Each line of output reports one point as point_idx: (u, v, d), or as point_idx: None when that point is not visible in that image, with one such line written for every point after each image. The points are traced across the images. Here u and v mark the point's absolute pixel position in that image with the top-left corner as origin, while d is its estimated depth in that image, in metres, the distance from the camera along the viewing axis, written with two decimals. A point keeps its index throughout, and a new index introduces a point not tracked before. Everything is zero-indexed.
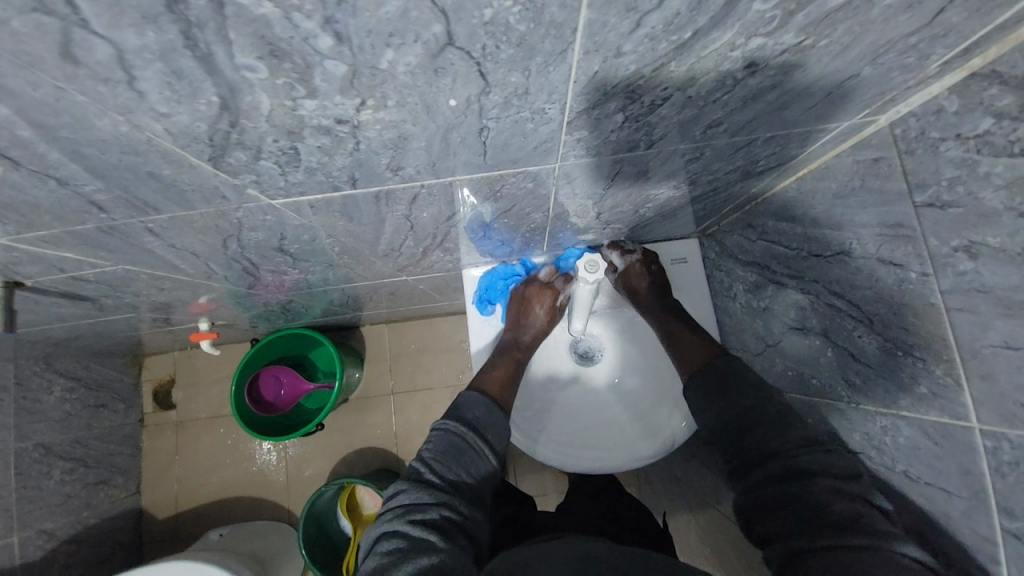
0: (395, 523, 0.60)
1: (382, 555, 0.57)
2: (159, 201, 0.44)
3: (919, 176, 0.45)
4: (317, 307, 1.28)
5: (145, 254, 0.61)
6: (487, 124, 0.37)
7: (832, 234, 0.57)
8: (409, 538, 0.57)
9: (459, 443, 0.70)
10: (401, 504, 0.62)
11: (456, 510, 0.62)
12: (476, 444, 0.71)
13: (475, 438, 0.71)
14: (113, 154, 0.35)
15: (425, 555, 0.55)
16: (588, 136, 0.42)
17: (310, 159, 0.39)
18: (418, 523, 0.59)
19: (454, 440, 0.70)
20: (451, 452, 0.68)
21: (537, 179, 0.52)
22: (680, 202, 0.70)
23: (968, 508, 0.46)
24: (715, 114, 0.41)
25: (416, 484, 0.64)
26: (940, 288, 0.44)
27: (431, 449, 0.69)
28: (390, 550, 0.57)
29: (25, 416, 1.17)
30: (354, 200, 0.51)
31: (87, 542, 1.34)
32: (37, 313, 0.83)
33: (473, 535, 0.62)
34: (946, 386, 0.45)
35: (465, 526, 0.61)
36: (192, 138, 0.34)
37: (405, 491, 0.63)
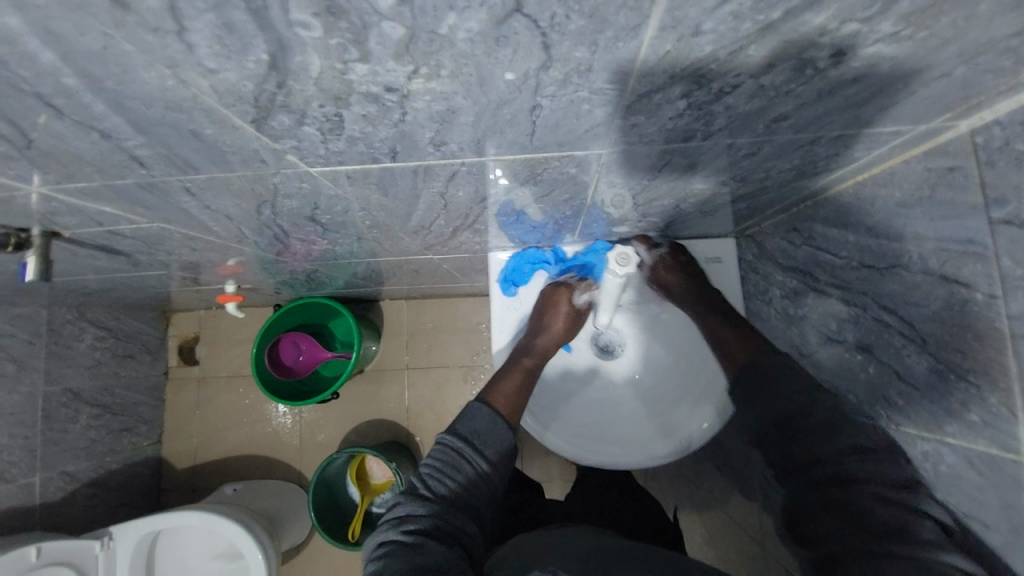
0: (391, 533, 0.61)
1: (377, 567, 0.58)
2: (198, 161, 0.44)
3: (998, 191, 0.42)
4: (340, 279, 1.28)
5: (180, 214, 0.61)
6: (541, 102, 0.35)
7: (889, 245, 0.54)
8: (398, 550, 0.58)
9: (454, 455, 0.68)
10: (396, 517, 0.63)
11: (450, 519, 0.62)
12: (470, 453, 0.69)
13: (469, 447, 0.70)
14: (156, 109, 0.35)
15: (416, 564, 0.55)
16: (643, 122, 0.39)
17: (354, 128, 0.38)
18: (409, 534, 0.59)
19: (448, 452, 0.69)
20: (447, 462, 0.68)
21: (581, 165, 0.50)
22: (724, 199, 0.67)
23: (1010, 544, 0.43)
24: (783, 108, 0.38)
25: (411, 497, 0.64)
26: (1008, 313, 0.41)
27: (425, 461, 0.68)
28: (384, 560, 0.58)
29: (53, 361, 1.23)
30: (392, 173, 0.49)
31: (109, 485, 1.40)
32: (73, 263, 0.85)
33: (469, 543, 0.61)
34: (1001, 416, 0.43)
35: (458, 535, 0.60)
36: (237, 97, 0.33)
37: (401, 503, 0.64)
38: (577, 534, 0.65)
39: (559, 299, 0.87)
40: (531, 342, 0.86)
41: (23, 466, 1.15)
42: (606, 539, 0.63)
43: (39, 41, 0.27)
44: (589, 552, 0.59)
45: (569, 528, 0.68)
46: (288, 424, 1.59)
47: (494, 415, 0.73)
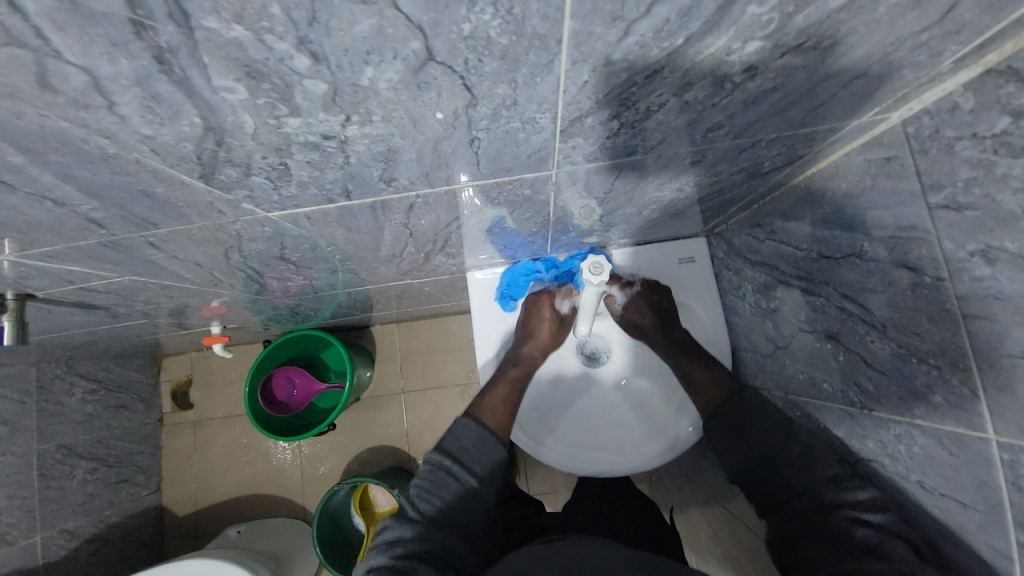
0: (378, 559, 0.63)
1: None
2: (156, 217, 0.45)
3: (932, 177, 0.43)
4: (325, 310, 1.29)
5: (149, 266, 0.62)
6: (477, 135, 0.36)
7: (843, 235, 0.55)
8: (388, 572, 0.60)
9: (442, 475, 0.71)
10: (385, 541, 0.65)
11: (436, 541, 0.64)
12: (459, 472, 0.72)
13: (458, 469, 0.72)
14: (104, 175, 0.35)
15: None
16: (583, 143, 0.41)
17: (301, 173, 0.39)
18: (397, 559, 0.62)
19: (438, 472, 0.71)
20: (434, 484, 0.70)
21: (534, 185, 0.51)
22: (687, 201, 0.68)
23: (984, 521, 0.43)
24: (714, 118, 0.39)
25: (401, 521, 0.67)
26: (956, 294, 0.42)
27: (423, 473, 0.71)
28: None
29: (45, 418, 1.21)
30: (350, 211, 0.50)
31: (109, 540, 1.38)
32: (51, 321, 0.85)
33: (456, 563, 0.63)
34: (962, 395, 0.43)
35: (448, 555, 0.63)
36: (181, 157, 0.34)
37: (390, 527, 0.67)
38: (574, 547, 0.65)
39: (541, 306, 0.88)
40: (517, 358, 0.87)
41: (23, 527, 1.15)
42: (597, 551, 0.63)
43: None
44: (578, 568, 0.59)
45: (559, 540, 0.68)
46: (288, 459, 1.58)
47: None
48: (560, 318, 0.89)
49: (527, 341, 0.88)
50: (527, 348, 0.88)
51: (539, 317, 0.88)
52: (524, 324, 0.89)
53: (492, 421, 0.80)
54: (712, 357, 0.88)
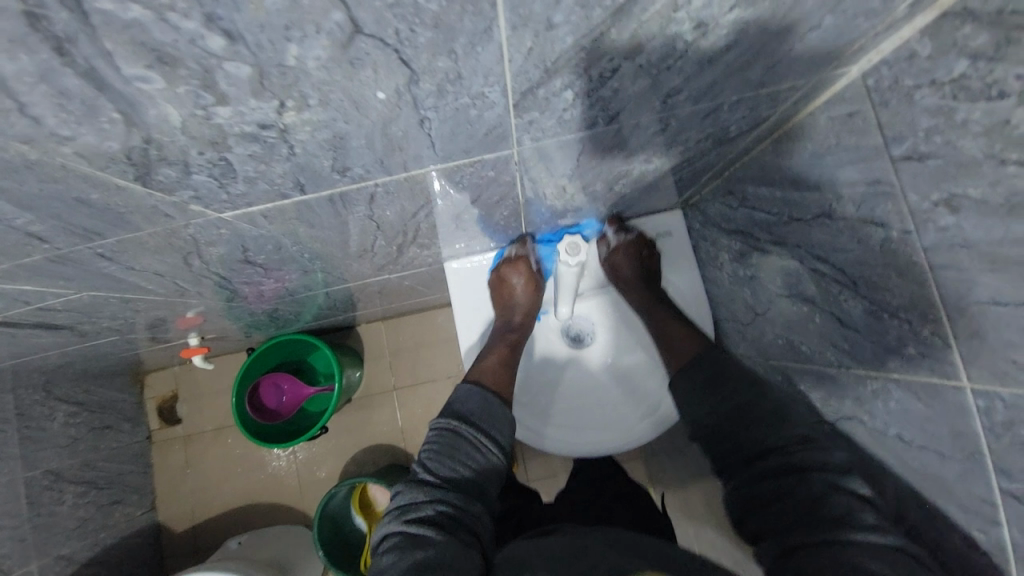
0: (393, 526, 0.61)
1: (382, 561, 0.58)
2: (98, 225, 0.42)
3: (894, 129, 0.43)
4: (306, 312, 1.26)
5: (108, 279, 0.59)
6: (426, 115, 0.35)
7: (812, 195, 0.55)
8: (406, 540, 0.58)
9: (450, 437, 0.70)
10: (397, 508, 0.63)
11: (454, 503, 0.63)
12: (469, 432, 0.71)
13: (468, 429, 0.71)
14: (32, 184, 0.33)
15: (423, 556, 0.56)
16: (540, 117, 0.39)
17: (245, 168, 0.37)
18: (415, 523, 0.60)
19: (446, 435, 0.70)
20: (443, 446, 0.69)
21: (496, 166, 0.49)
22: (656, 174, 0.67)
23: (964, 469, 0.43)
24: (673, 81, 0.38)
25: (412, 486, 0.65)
26: (923, 245, 0.42)
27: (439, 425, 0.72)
28: (387, 556, 0.57)
29: (29, 446, 1.17)
30: (308, 206, 0.48)
31: (106, 563, 1.35)
32: (15, 343, 0.82)
33: (477, 528, 0.62)
34: (934, 346, 0.43)
35: (465, 518, 0.62)
36: (110, 159, 0.32)
37: (402, 494, 0.65)
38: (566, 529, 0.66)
39: (516, 268, 0.86)
40: (509, 325, 0.88)
41: (18, 556, 1.11)
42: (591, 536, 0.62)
43: None
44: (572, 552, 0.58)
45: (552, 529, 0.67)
46: (282, 467, 1.56)
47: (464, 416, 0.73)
48: (535, 272, 0.87)
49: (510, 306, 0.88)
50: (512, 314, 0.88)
51: (515, 279, 0.86)
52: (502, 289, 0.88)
53: (492, 382, 0.81)
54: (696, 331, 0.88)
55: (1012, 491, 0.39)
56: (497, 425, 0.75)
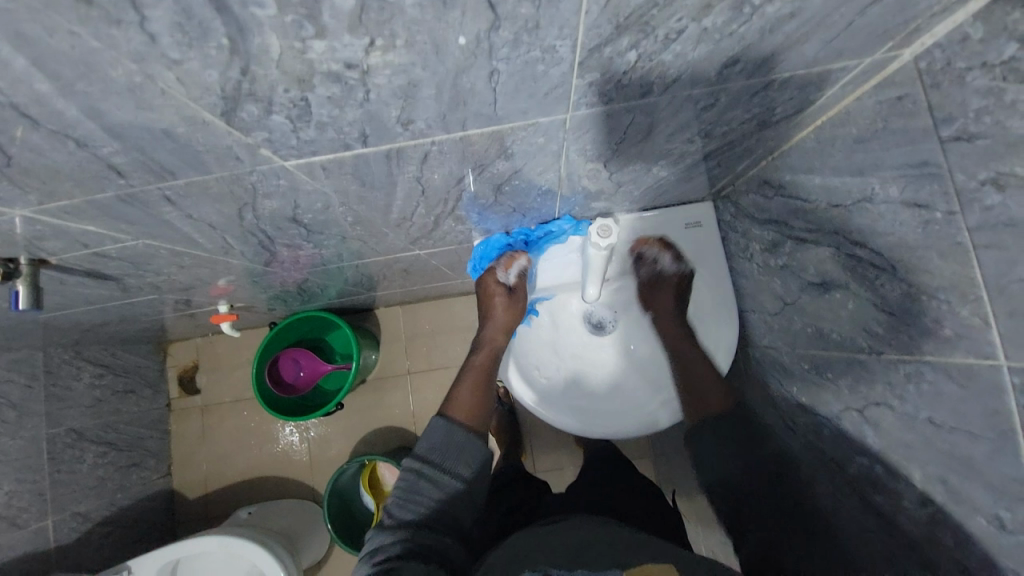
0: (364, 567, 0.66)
1: None
2: (173, 164, 0.45)
3: (944, 110, 0.44)
4: (332, 288, 1.30)
5: (164, 227, 0.62)
6: (497, 67, 0.37)
7: (853, 181, 0.56)
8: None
9: (414, 478, 0.73)
10: (369, 551, 0.68)
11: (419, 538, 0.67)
12: (431, 472, 0.74)
13: (430, 468, 0.74)
14: (129, 110, 0.36)
15: None
16: (599, 79, 0.41)
17: (321, 112, 0.39)
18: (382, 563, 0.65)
19: (411, 476, 0.74)
20: (410, 486, 0.73)
21: (546, 133, 0.51)
22: (692, 159, 0.68)
23: (995, 449, 0.44)
24: (731, 50, 0.40)
25: (381, 530, 0.70)
26: (967, 226, 0.43)
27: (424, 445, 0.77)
28: None
29: (53, 403, 1.24)
30: (365, 160, 0.51)
31: (121, 522, 1.39)
32: (61, 293, 0.86)
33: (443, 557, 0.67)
34: (972, 326, 0.44)
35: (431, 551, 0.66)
36: (205, 89, 0.34)
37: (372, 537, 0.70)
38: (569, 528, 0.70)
39: (490, 288, 0.94)
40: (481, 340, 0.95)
41: (35, 510, 1.16)
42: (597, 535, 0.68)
43: (12, 45, 0.28)
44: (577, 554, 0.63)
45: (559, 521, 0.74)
46: (296, 442, 1.59)
47: None
48: (510, 290, 0.93)
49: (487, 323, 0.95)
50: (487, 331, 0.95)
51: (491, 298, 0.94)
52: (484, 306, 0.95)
53: (460, 412, 0.83)
54: (717, 323, 0.89)
55: None
56: (460, 459, 0.76)
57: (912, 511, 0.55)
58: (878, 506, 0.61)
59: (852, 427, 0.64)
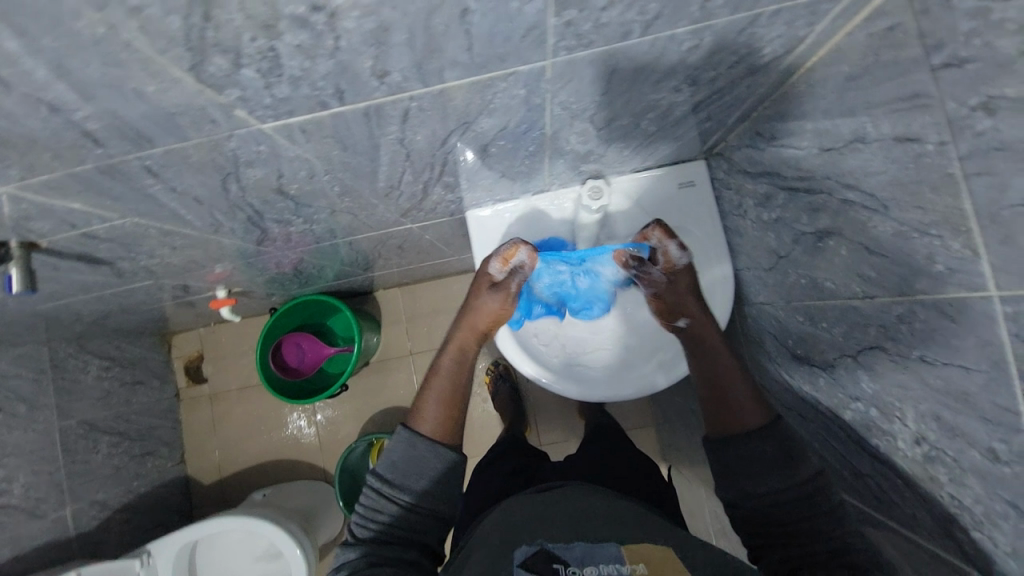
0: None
1: None
2: (150, 129, 0.44)
3: (934, 37, 0.42)
4: (328, 269, 1.30)
5: (150, 203, 0.62)
6: (469, 5, 0.35)
7: (844, 121, 0.54)
8: None
9: (372, 497, 0.69)
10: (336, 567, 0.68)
11: (382, 559, 0.65)
12: (389, 490, 0.69)
13: (388, 487, 0.69)
14: (96, 67, 0.35)
15: None
16: (577, 18, 0.40)
17: (292, 64, 0.38)
18: None
19: (370, 494, 0.69)
20: (372, 499, 0.69)
21: (528, 84, 0.50)
22: (682, 111, 0.67)
23: (987, 382, 0.44)
24: None
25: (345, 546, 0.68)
26: (958, 155, 0.42)
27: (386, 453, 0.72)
28: None
29: (64, 396, 1.26)
30: (345, 119, 0.50)
31: (139, 509, 1.43)
32: (56, 280, 0.86)
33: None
34: (964, 259, 0.43)
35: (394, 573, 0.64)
36: (170, 39, 0.33)
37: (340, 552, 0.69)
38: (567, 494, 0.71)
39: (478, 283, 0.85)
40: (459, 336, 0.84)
41: (52, 500, 1.18)
42: (588, 497, 0.70)
43: None
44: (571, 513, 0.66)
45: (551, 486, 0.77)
46: (304, 426, 1.62)
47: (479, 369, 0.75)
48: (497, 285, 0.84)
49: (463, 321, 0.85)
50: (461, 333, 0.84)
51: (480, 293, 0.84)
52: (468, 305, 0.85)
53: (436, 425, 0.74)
54: (715, 283, 0.88)
55: None
56: (422, 470, 0.70)
57: (906, 450, 0.56)
58: (875, 449, 0.62)
59: (846, 374, 0.64)
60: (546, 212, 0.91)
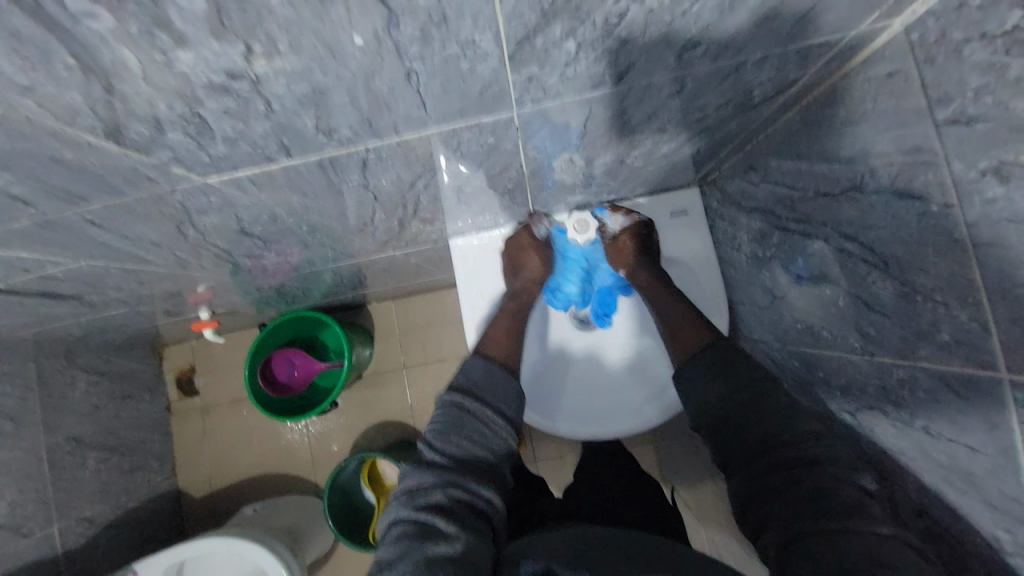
0: (401, 511, 0.58)
1: (392, 547, 0.55)
2: (82, 189, 0.41)
3: (939, 89, 0.38)
4: (315, 289, 1.27)
5: (104, 248, 0.58)
6: (413, 67, 0.32)
7: (842, 167, 0.50)
8: (416, 526, 0.55)
9: (457, 415, 0.66)
10: (405, 490, 0.60)
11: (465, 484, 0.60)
12: (477, 413, 0.67)
13: (475, 408, 0.67)
14: (0, 139, 0.32)
15: (432, 548, 0.52)
16: (540, 72, 0.36)
17: (223, 126, 0.35)
18: (424, 508, 0.57)
19: (452, 413, 0.67)
20: (451, 424, 0.65)
21: (497, 131, 0.46)
22: (671, 145, 0.63)
23: (995, 466, 0.40)
24: (690, 30, 0.34)
25: (418, 468, 0.61)
26: (965, 221, 0.38)
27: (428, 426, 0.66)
28: (397, 541, 0.54)
29: (51, 412, 1.22)
30: (297, 171, 0.46)
31: (130, 523, 1.40)
32: (25, 313, 0.83)
33: (489, 511, 0.59)
34: (971, 333, 0.39)
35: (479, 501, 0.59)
36: (74, 111, 0.30)
37: (408, 476, 0.61)
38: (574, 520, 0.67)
39: (522, 242, 0.84)
40: (514, 292, 0.85)
41: (39, 518, 1.15)
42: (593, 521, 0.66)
43: None
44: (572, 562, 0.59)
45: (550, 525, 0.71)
46: (297, 437, 1.59)
47: (493, 369, 0.73)
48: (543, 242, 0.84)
49: (517, 274, 0.85)
50: (522, 282, 0.85)
51: (526, 250, 0.84)
52: (514, 263, 0.85)
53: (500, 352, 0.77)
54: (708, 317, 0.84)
55: None
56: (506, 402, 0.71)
57: None
58: None
59: (844, 430, 0.60)
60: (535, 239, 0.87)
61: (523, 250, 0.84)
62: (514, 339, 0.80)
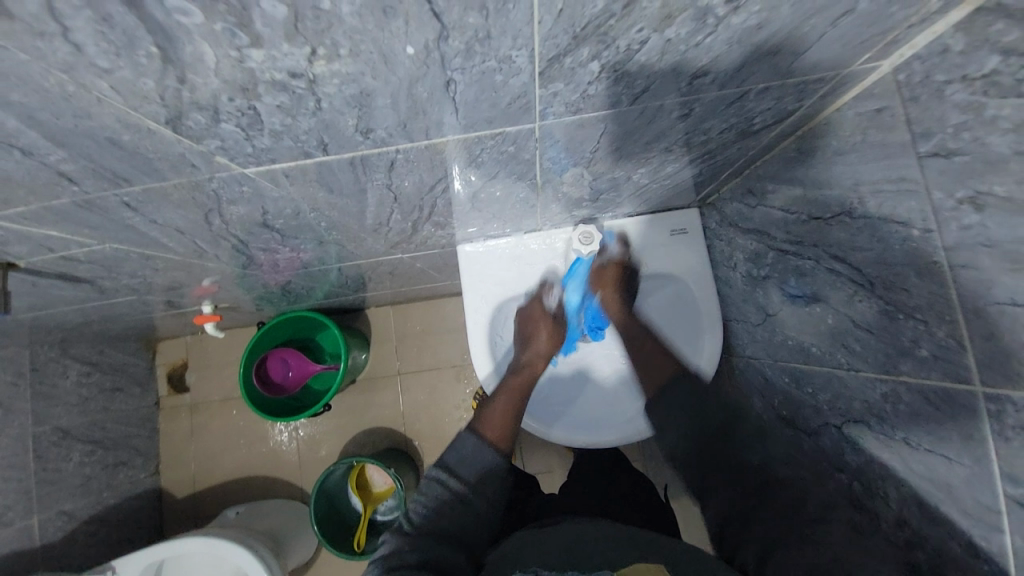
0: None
1: None
2: (128, 171, 0.44)
3: (923, 125, 0.42)
4: (318, 290, 1.29)
5: (131, 232, 0.61)
6: (453, 77, 0.35)
7: (832, 193, 0.54)
8: None
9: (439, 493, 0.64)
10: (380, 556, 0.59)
11: (438, 557, 0.58)
12: (459, 492, 0.65)
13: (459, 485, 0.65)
14: (68, 118, 0.34)
15: None
16: (565, 89, 0.40)
17: (273, 120, 0.38)
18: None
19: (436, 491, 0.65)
20: (433, 501, 0.64)
21: (517, 141, 0.50)
22: (674, 166, 0.67)
23: (970, 476, 0.42)
24: (701, 60, 0.38)
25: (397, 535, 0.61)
26: (944, 245, 0.41)
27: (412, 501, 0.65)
28: None
29: (41, 401, 1.22)
30: (329, 167, 0.49)
31: (109, 520, 1.38)
32: (37, 295, 0.85)
33: None
34: (949, 348, 0.42)
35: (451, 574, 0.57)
36: (144, 98, 0.33)
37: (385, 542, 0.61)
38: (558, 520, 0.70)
39: (533, 311, 0.91)
40: (519, 366, 0.88)
41: (19, 509, 1.14)
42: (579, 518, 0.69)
43: None
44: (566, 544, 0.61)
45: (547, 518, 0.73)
46: (286, 440, 1.58)
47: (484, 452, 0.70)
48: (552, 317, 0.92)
49: (526, 347, 0.91)
50: (527, 356, 0.89)
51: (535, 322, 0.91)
52: (524, 336, 0.91)
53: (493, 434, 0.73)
54: (703, 331, 0.87)
55: (1020, 498, 0.38)
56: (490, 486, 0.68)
57: (886, 531, 0.54)
58: None
59: (830, 443, 0.63)
60: (540, 250, 0.90)
61: (531, 321, 0.91)
62: (510, 418, 0.78)
